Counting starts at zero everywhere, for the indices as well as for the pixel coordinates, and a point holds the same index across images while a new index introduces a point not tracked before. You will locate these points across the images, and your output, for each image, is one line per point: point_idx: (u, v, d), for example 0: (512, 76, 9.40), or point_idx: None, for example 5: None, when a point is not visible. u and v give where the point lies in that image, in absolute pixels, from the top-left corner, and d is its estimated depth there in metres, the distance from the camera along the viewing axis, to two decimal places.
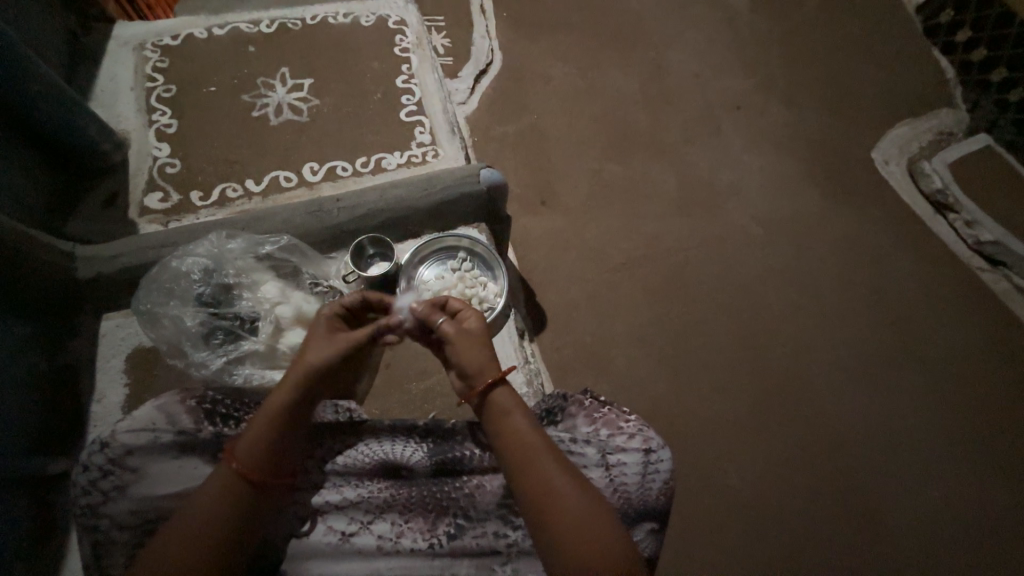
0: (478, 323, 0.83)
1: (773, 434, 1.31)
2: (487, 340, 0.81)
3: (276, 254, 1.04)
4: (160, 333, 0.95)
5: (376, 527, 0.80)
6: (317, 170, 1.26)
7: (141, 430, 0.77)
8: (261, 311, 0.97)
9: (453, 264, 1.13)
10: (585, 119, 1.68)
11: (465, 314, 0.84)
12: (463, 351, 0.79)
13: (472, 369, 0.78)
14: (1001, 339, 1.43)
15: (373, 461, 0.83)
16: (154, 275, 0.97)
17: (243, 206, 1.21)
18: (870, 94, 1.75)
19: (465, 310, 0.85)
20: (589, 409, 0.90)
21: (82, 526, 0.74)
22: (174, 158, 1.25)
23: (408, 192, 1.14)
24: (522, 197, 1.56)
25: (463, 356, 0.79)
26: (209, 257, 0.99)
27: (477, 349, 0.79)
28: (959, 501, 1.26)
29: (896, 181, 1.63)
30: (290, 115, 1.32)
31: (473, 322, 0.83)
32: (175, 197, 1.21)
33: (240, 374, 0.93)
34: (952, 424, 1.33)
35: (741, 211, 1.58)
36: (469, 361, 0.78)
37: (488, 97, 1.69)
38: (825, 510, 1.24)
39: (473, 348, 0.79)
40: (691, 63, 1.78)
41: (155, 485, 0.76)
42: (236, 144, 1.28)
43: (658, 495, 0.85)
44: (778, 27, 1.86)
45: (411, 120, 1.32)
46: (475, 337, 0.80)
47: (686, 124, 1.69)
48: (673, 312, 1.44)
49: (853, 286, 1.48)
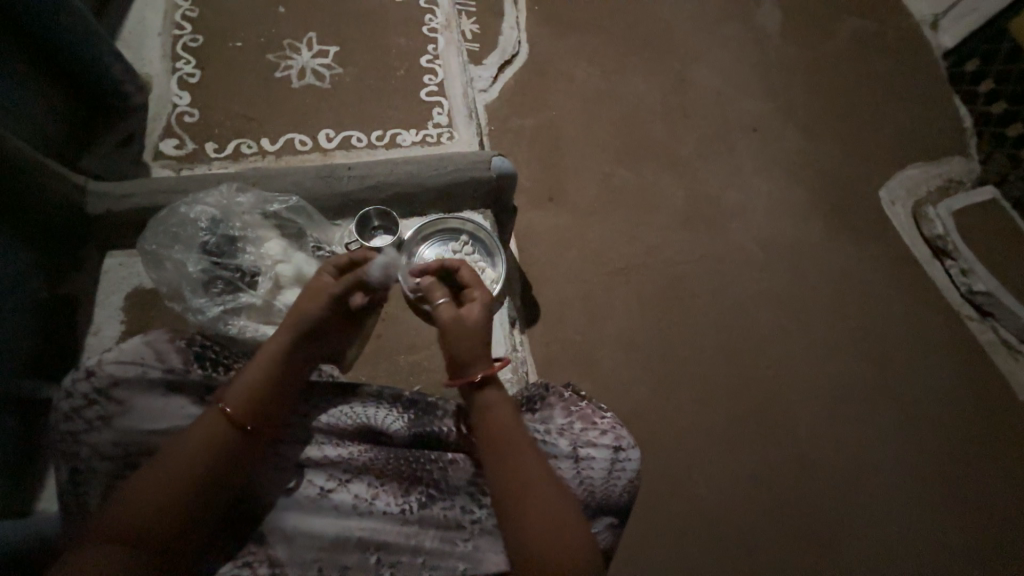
0: (479, 304, 0.86)
1: (746, 452, 1.34)
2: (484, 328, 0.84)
3: (283, 213, 1.06)
4: (162, 276, 0.97)
5: (352, 487, 0.83)
6: (332, 137, 1.28)
7: (129, 363, 0.79)
8: (262, 266, 0.99)
9: (454, 246, 1.15)
10: (603, 122, 1.69)
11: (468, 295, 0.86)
12: (455, 337, 0.82)
13: (461, 357, 0.81)
14: (979, 388, 1.46)
15: (356, 423, 0.85)
16: (163, 218, 1.00)
17: (255, 163, 1.23)
18: (885, 133, 1.77)
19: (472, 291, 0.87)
20: (567, 401, 0.93)
21: (64, 451, 0.77)
22: (193, 108, 1.27)
23: (419, 169, 1.16)
24: (531, 191, 1.57)
25: (455, 343, 0.82)
26: (217, 208, 1.02)
27: (471, 338, 0.82)
28: (917, 539, 1.30)
29: (899, 222, 1.65)
30: (312, 80, 1.33)
31: (474, 304, 0.85)
32: (189, 145, 1.23)
33: (234, 324, 0.95)
34: (921, 464, 1.37)
35: (744, 232, 1.60)
36: (459, 348, 0.82)
37: (509, 88, 1.70)
38: (785, 531, 1.28)
39: (466, 337, 0.82)
40: (714, 80, 1.80)
41: (141, 419, 0.78)
42: (256, 102, 1.29)
43: (622, 492, 0.88)
44: (805, 54, 1.87)
45: (431, 100, 1.33)
46: (471, 323, 0.83)
47: (701, 139, 1.71)
48: (664, 321, 1.47)
49: (842, 318, 1.51)
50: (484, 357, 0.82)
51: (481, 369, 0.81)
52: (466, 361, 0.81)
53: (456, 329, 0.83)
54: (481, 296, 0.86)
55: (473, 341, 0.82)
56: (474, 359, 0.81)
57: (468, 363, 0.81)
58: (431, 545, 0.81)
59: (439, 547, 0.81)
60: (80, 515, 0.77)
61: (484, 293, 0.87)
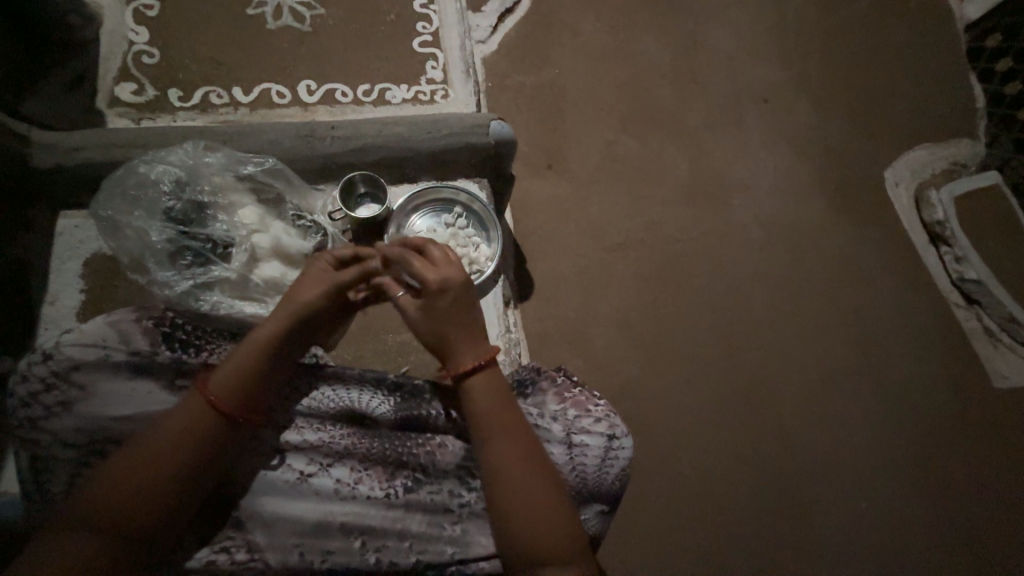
0: (438, 280, 0.74)
1: (730, 433, 1.35)
2: (451, 310, 0.74)
3: (258, 176, 0.97)
4: (122, 244, 0.89)
5: (334, 471, 0.78)
6: (313, 90, 1.15)
7: (90, 345, 0.73)
8: (236, 236, 0.91)
9: (448, 219, 1.08)
10: (608, 84, 1.57)
11: (426, 270, 0.75)
12: (420, 322, 0.75)
13: (436, 345, 0.75)
14: (961, 376, 1.46)
15: (339, 406, 0.81)
16: (118, 179, 0.90)
17: (227, 116, 1.11)
18: (901, 110, 1.68)
19: (434, 264, 0.76)
20: (560, 387, 0.89)
21: (21, 439, 0.71)
22: (153, 47, 1.12)
23: (411, 131, 1.05)
24: (530, 157, 1.48)
25: (422, 329, 0.75)
26: (182, 169, 0.92)
27: (437, 323, 0.74)
28: (886, 519, 1.33)
29: (900, 206, 1.60)
30: (290, 20, 1.18)
31: (430, 278, 0.74)
32: (150, 92, 1.10)
33: (206, 300, 0.87)
34: (897, 448, 1.39)
35: (746, 210, 1.54)
36: (429, 335, 0.75)
37: (509, 41, 1.56)
38: (759, 508, 1.31)
39: (432, 321, 0.74)
40: (729, 42, 1.67)
41: (104, 406, 0.72)
42: (226, 44, 1.15)
43: (614, 480, 0.85)
44: (827, 18, 1.74)
45: (424, 52, 1.20)
46: (434, 304, 0.74)
47: (710, 108, 1.60)
48: (658, 301, 1.43)
49: (837, 303, 1.49)
50: (466, 346, 0.74)
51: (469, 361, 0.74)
52: (443, 349, 0.75)
53: (419, 313, 0.75)
54: (444, 271, 0.75)
55: (441, 326, 0.74)
56: (457, 350, 0.74)
57: (447, 352, 0.75)
58: (418, 529, 0.78)
59: (426, 532, 0.78)
60: (42, 504, 0.72)
61: (450, 268, 0.76)
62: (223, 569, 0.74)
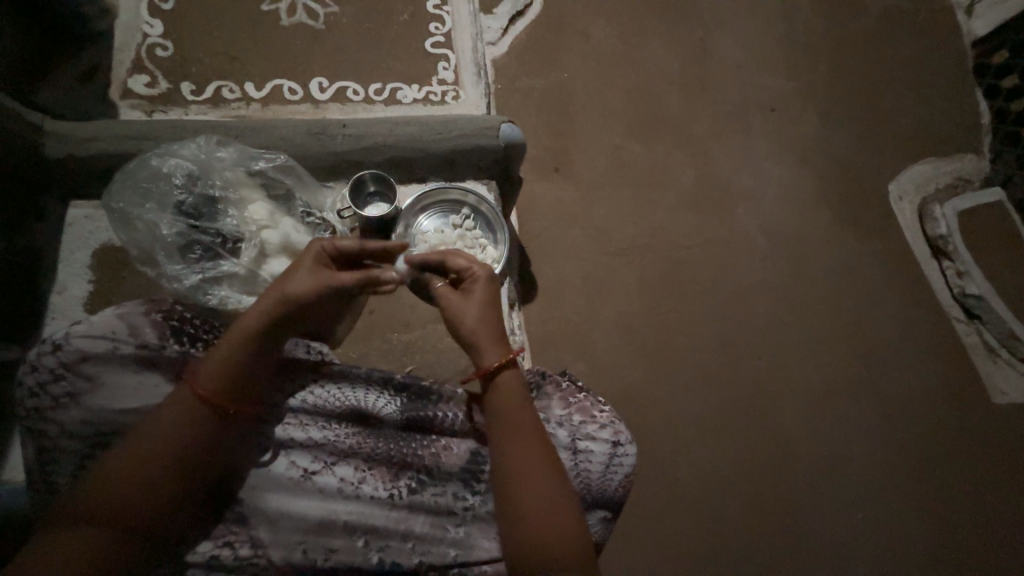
0: (486, 275, 0.78)
1: (729, 440, 1.36)
2: (494, 302, 0.77)
3: (270, 172, 0.97)
4: (133, 236, 0.90)
5: (339, 470, 0.79)
6: (325, 87, 1.15)
7: (98, 337, 0.73)
8: (246, 232, 0.92)
9: (455, 219, 1.08)
10: (617, 89, 1.58)
11: (475, 264, 0.78)
12: (461, 313, 0.76)
13: (470, 337, 0.75)
14: (959, 390, 1.47)
15: (344, 405, 0.81)
16: (132, 172, 0.91)
17: (239, 110, 1.11)
18: (908, 123, 1.68)
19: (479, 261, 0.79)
20: (565, 391, 0.90)
21: (29, 428, 0.71)
22: (167, 40, 1.13)
23: (422, 131, 1.06)
24: (537, 160, 1.48)
25: (461, 321, 0.75)
26: (195, 163, 0.93)
27: (480, 314, 0.75)
28: (881, 531, 1.34)
29: (904, 219, 1.60)
30: (304, 17, 1.18)
31: (480, 272, 0.78)
32: (162, 85, 1.10)
33: (214, 295, 0.88)
34: (894, 460, 1.39)
35: (751, 218, 1.54)
36: (467, 328, 0.75)
37: (520, 43, 1.57)
38: (756, 516, 1.31)
39: (475, 313, 0.75)
40: (738, 51, 1.68)
41: (111, 398, 0.73)
42: (239, 39, 1.15)
43: (618, 487, 0.85)
44: (836, 31, 1.75)
45: (436, 53, 1.20)
46: (481, 296, 0.76)
47: (718, 116, 1.61)
48: (660, 307, 1.43)
49: (838, 313, 1.50)
50: (496, 342, 0.75)
51: (497, 357, 0.75)
52: (477, 342, 0.75)
53: (462, 305, 0.76)
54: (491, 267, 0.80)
55: (483, 318, 0.75)
56: (488, 345, 0.75)
57: (479, 345, 0.75)
58: (421, 530, 0.78)
59: (429, 533, 0.78)
60: (47, 494, 0.72)
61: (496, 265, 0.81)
62: (225, 564, 0.74)
